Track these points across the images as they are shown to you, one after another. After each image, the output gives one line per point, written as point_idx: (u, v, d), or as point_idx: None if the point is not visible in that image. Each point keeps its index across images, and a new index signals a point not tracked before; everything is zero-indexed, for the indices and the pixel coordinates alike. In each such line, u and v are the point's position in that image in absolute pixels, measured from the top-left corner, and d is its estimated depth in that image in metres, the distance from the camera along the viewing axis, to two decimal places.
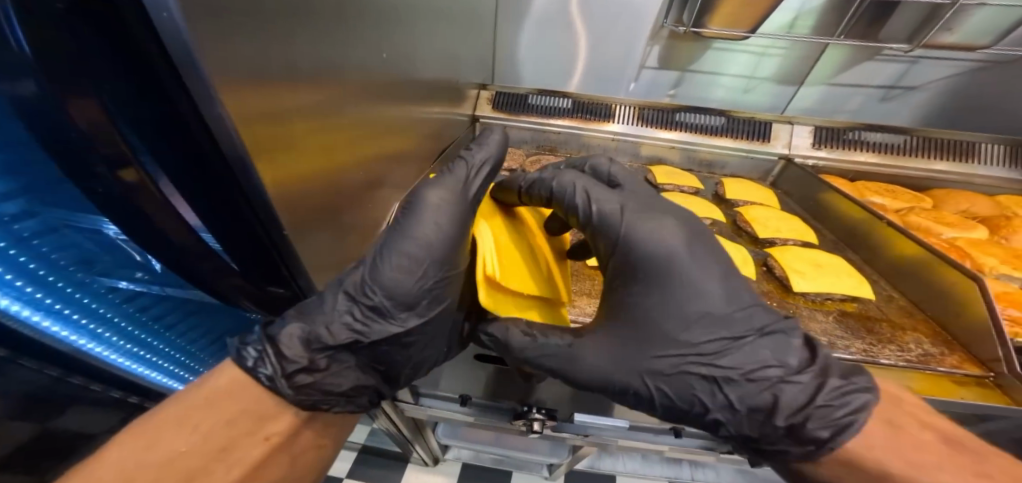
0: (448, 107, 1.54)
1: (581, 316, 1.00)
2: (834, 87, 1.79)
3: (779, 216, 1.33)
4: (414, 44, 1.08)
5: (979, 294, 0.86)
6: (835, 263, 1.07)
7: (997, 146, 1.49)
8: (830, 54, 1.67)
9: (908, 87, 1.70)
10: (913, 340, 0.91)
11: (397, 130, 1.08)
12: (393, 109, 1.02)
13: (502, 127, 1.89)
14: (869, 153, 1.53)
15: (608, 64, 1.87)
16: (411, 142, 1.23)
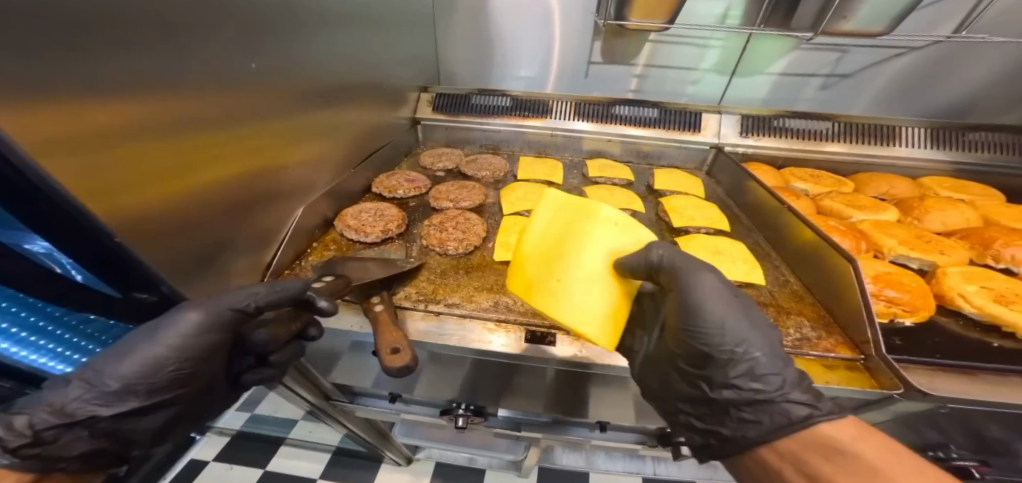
0: (380, 110, 1.54)
1: (474, 313, 0.95)
2: (780, 77, 1.69)
3: (698, 205, 1.35)
4: (318, 54, 1.10)
5: (851, 274, 0.86)
6: (732, 250, 1.10)
7: (919, 128, 1.56)
8: (757, 43, 1.62)
9: (844, 74, 1.63)
10: (794, 324, 0.91)
11: (310, 140, 1.10)
12: (294, 116, 1.01)
13: (444, 128, 1.89)
14: (793, 138, 1.61)
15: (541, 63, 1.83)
16: (330, 146, 1.22)
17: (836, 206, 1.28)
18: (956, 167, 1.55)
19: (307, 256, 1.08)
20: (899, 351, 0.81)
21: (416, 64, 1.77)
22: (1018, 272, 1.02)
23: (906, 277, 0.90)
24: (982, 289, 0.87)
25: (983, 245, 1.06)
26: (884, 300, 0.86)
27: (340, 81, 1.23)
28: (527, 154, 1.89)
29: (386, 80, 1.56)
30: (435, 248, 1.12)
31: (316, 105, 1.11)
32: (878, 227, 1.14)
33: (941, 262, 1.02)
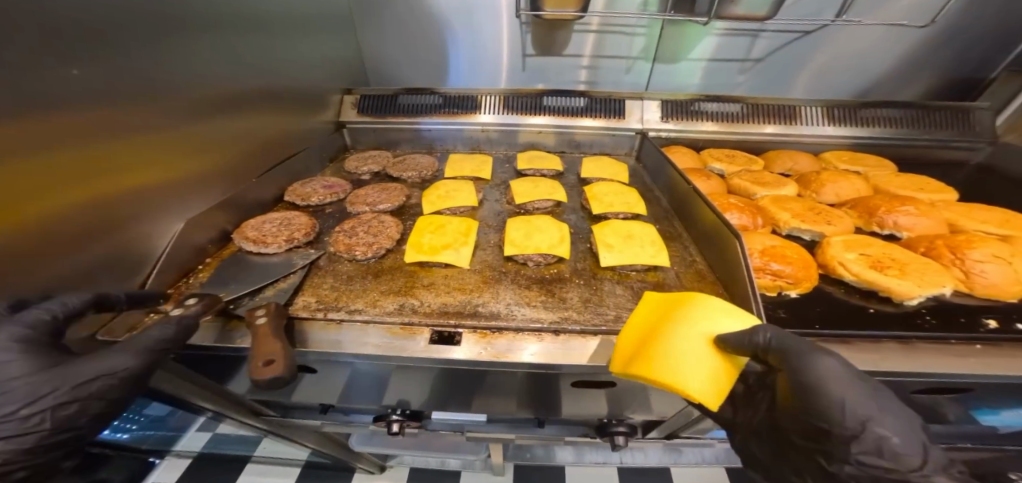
0: (290, 115, 1.48)
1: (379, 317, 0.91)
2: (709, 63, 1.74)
3: (618, 191, 1.36)
4: (193, 60, 1.03)
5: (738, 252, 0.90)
6: (643, 234, 1.12)
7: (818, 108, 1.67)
8: (672, 30, 1.66)
9: (757, 59, 1.69)
10: None
11: (191, 152, 1.02)
12: (169, 128, 0.94)
13: (373, 131, 1.84)
14: (714, 122, 1.70)
15: (469, 58, 1.81)
16: (222, 157, 1.15)
17: (744, 184, 1.35)
18: (856, 142, 1.65)
19: (197, 274, 1.01)
20: (782, 322, 0.83)
21: (335, 65, 1.71)
22: (901, 236, 1.07)
23: (791, 250, 0.95)
24: (858, 256, 0.91)
25: (869, 213, 1.12)
26: (770, 274, 0.90)
27: (228, 88, 1.16)
28: (462, 151, 1.86)
29: (294, 83, 1.49)
30: (343, 254, 1.07)
31: (198, 114, 1.04)
32: (777, 203, 1.20)
33: (829, 232, 1.08)
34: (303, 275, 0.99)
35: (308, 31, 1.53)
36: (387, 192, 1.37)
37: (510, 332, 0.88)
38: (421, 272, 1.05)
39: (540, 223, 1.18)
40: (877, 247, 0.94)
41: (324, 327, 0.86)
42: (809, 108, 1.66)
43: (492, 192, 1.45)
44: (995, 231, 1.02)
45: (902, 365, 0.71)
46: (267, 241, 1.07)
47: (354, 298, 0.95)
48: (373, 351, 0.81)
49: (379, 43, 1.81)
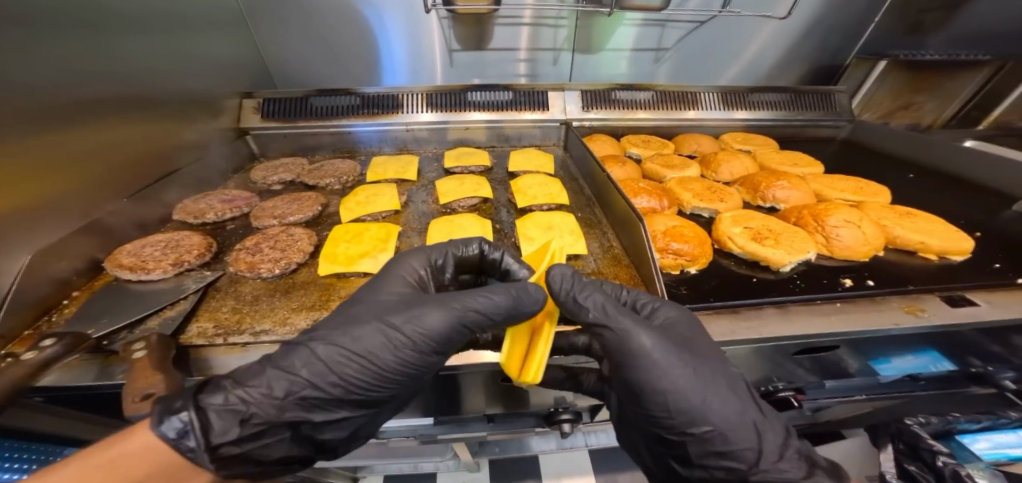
0: (167, 124, 1.31)
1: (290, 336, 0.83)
2: (635, 53, 1.85)
3: (542, 183, 1.39)
4: (22, 67, 0.86)
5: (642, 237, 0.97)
6: (562, 223, 1.15)
7: (714, 94, 1.82)
8: (585, 22, 1.72)
9: (668, 48, 1.82)
10: None
11: (34, 178, 0.86)
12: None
13: (284, 136, 1.69)
14: (623, 109, 1.79)
15: (384, 55, 1.73)
16: (79, 177, 0.99)
17: (655, 168, 1.45)
18: (750, 124, 1.85)
19: (61, 309, 0.86)
20: (683, 298, 0.92)
21: (228, 66, 1.54)
22: (780, 208, 1.23)
23: (688, 229, 1.04)
24: (742, 230, 1.03)
25: (755, 189, 1.26)
26: (672, 253, 0.98)
27: (79, 98, 1.00)
28: (387, 153, 1.78)
29: (170, 87, 1.32)
30: (245, 273, 0.96)
31: (38, 131, 0.88)
32: (681, 184, 1.31)
33: (723, 209, 1.19)
34: (196, 299, 0.87)
35: (182, 27, 1.36)
36: (300, 201, 1.27)
37: None
38: (339, 284, 0.99)
39: (462, 221, 1.17)
40: (758, 221, 1.06)
41: (225, 353, 0.77)
42: (710, 94, 1.83)
43: (418, 193, 1.41)
44: (851, 199, 1.20)
45: (777, 328, 0.83)
46: (149, 267, 0.92)
47: (259, 319, 0.85)
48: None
49: (280, 40, 1.65)
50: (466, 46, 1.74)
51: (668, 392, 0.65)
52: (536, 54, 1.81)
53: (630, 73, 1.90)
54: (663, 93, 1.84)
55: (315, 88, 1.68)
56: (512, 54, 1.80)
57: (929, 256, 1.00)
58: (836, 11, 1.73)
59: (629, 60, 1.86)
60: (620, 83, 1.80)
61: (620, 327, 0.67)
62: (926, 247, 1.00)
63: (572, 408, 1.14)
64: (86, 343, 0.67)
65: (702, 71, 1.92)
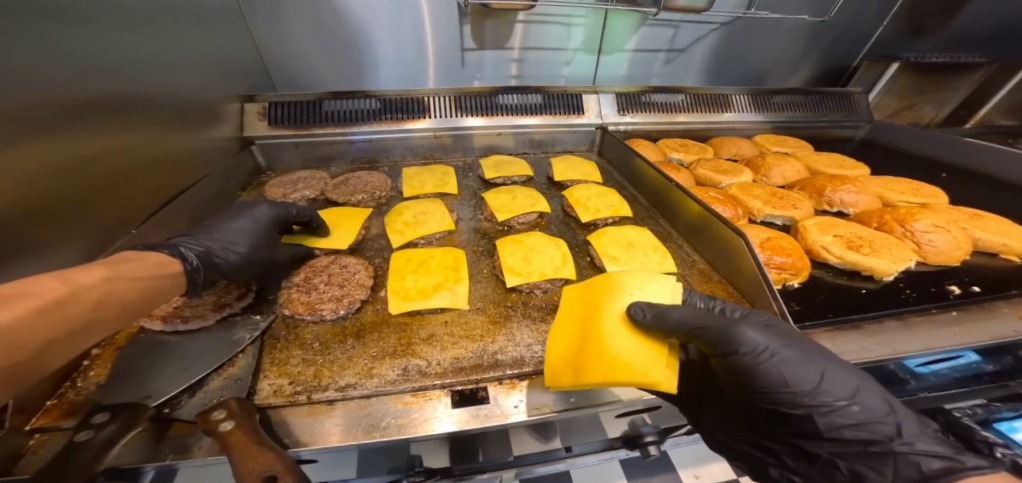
0: (167, 136, 1.10)
1: (383, 390, 0.72)
2: (637, 53, 1.76)
3: (598, 194, 1.30)
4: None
5: (745, 251, 0.91)
6: (642, 239, 1.08)
7: (744, 95, 1.85)
8: (618, 21, 1.65)
9: (681, 48, 1.77)
10: None
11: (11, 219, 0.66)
12: None
13: (294, 146, 1.50)
14: (660, 112, 1.77)
15: (405, 55, 1.57)
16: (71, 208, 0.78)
17: (708, 174, 1.40)
18: (775, 126, 1.89)
19: (86, 373, 0.70)
20: (802, 316, 0.89)
21: (226, 68, 1.33)
22: (848, 212, 1.23)
23: (787, 241, 1.01)
24: (836, 240, 1.02)
25: (819, 193, 1.26)
26: (776, 268, 0.95)
27: (67, 114, 0.79)
28: (413, 163, 1.63)
29: (168, 92, 1.11)
30: (304, 316, 0.84)
31: (17, 153, 0.68)
32: (745, 191, 1.27)
33: (798, 216, 1.17)
34: (258, 353, 0.75)
35: (178, 21, 1.14)
36: (341, 223, 1.11)
37: (538, 376, 0.77)
38: (417, 323, 0.87)
39: (532, 242, 1.07)
40: (846, 229, 1.06)
41: (310, 414, 0.67)
42: (738, 97, 1.83)
43: (464, 209, 1.28)
44: (912, 201, 1.24)
45: (913, 344, 0.80)
46: (188, 315, 0.79)
47: (341, 371, 0.75)
48: (396, 434, 0.64)
49: (286, 38, 1.44)
50: (495, 45, 1.62)
51: (783, 373, 0.61)
52: (527, 53, 1.68)
53: (640, 75, 1.84)
54: (692, 95, 1.83)
55: (328, 90, 1.49)
56: (541, 53, 1.70)
57: (1011, 258, 1.07)
58: (851, 16, 1.77)
59: (658, 61, 1.81)
60: (652, 85, 1.76)
61: (711, 322, 0.65)
62: (1008, 249, 1.06)
63: (655, 428, 1.02)
64: (148, 415, 0.58)
65: (726, 74, 1.90)
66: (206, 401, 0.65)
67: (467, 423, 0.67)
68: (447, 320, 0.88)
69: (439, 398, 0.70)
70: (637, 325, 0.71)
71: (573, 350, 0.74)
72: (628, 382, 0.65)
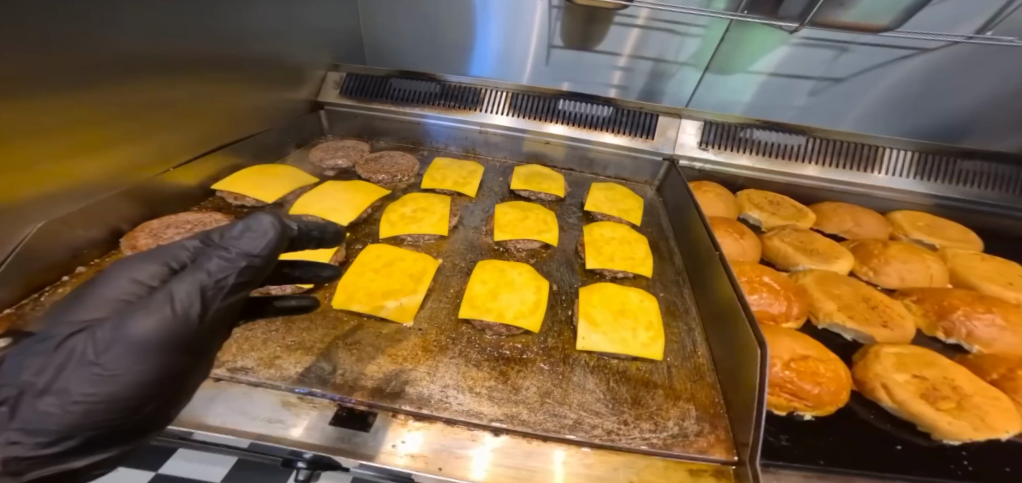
0: (250, 86, 1.27)
1: (270, 383, 0.68)
2: (771, 78, 1.44)
3: (622, 241, 1.10)
4: (125, 19, 0.85)
5: (753, 354, 0.66)
6: (637, 308, 0.89)
7: (908, 153, 1.33)
8: (761, 37, 1.37)
9: (838, 78, 1.40)
10: (676, 413, 0.73)
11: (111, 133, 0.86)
12: (75, 112, 0.76)
13: (355, 116, 1.58)
14: (762, 154, 1.40)
15: (502, 48, 1.55)
16: (145, 144, 0.95)
17: (784, 250, 1.07)
18: (935, 203, 1.36)
19: (55, 288, 0.80)
20: (786, 456, 0.62)
21: (314, 36, 1.48)
22: (969, 349, 0.82)
23: (838, 369, 0.72)
24: (915, 383, 0.68)
25: (937, 313, 0.86)
26: (789, 392, 0.68)
27: (166, 59, 0.97)
28: (451, 153, 1.55)
29: (264, 50, 1.29)
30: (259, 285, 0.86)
31: (133, 81, 0.89)
32: (823, 282, 0.92)
33: (881, 336, 0.81)
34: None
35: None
36: (342, 203, 1.10)
37: (439, 423, 0.66)
38: (353, 323, 0.82)
39: (513, 277, 0.94)
40: (946, 377, 0.70)
41: (204, 387, 0.65)
42: (893, 153, 1.34)
43: (471, 216, 1.19)
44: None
45: None
46: None
47: (246, 352, 0.73)
48: (249, 432, 0.58)
49: (399, 18, 1.56)
50: (597, 49, 1.48)
51: None
52: (631, 63, 1.50)
53: (761, 108, 1.51)
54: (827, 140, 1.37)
55: (398, 69, 1.54)
56: (643, 63, 1.49)
57: None
58: None
59: (796, 91, 1.46)
60: (762, 119, 1.40)
61: None
62: None
63: None
64: None
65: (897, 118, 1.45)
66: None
67: (329, 449, 0.58)
68: (384, 333, 0.81)
69: (310, 409, 0.64)
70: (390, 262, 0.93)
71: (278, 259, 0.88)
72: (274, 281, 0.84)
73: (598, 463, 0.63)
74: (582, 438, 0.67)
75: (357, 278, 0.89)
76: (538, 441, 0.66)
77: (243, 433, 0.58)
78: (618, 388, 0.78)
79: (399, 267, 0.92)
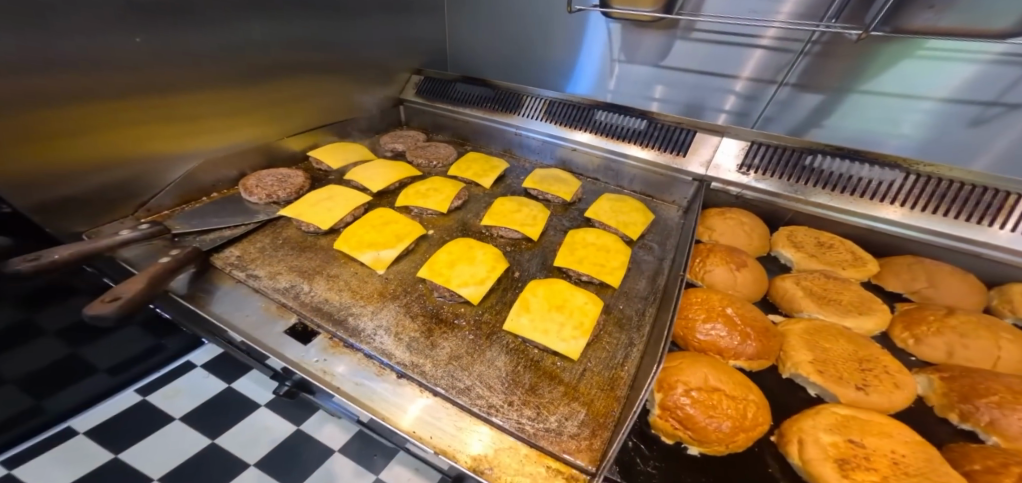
0: (352, 82, 1.67)
1: (269, 289, 0.93)
2: (943, 105, 1.21)
3: (602, 248, 1.09)
4: (277, 33, 1.31)
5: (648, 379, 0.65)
6: (575, 308, 0.91)
7: None
8: (890, 57, 1.21)
9: (1014, 104, 1.12)
10: (563, 411, 0.75)
11: (260, 116, 1.34)
12: (230, 92, 1.21)
13: (424, 112, 1.88)
14: (822, 186, 1.15)
15: (597, 68, 1.70)
16: (272, 117, 1.39)
17: (792, 292, 0.92)
18: None
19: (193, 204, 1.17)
20: (641, 479, 0.63)
21: (409, 46, 1.86)
22: (988, 441, 0.64)
23: (748, 411, 0.67)
24: (842, 448, 0.60)
25: (960, 394, 0.67)
26: (678, 419, 0.67)
27: (300, 61, 1.42)
28: (493, 151, 1.74)
29: (368, 56, 1.69)
30: (295, 222, 1.15)
31: (275, 75, 1.34)
32: (815, 334, 0.80)
33: (849, 399, 0.69)
34: (250, 229, 1.10)
35: (395, 12, 1.72)
36: (376, 174, 1.35)
37: (359, 353, 0.81)
38: (341, 261, 1.04)
39: (477, 254, 1.04)
40: (895, 452, 0.59)
41: (234, 287, 0.92)
42: None
43: (476, 203, 1.33)
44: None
45: None
46: (251, 190, 1.23)
47: (262, 264, 1.00)
48: (253, 329, 0.82)
49: (505, 40, 1.87)
50: (691, 69, 1.51)
51: None
52: (753, 86, 1.43)
53: (938, 150, 1.28)
54: (924, 180, 1.03)
55: (463, 75, 1.80)
56: (740, 85, 1.45)
57: None
58: None
59: (933, 118, 1.24)
60: (836, 144, 1.15)
61: None
62: None
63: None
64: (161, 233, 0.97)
65: None
66: (200, 238, 1.03)
67: (303, 363, 0.77)
68: (359, 273, 1.01)
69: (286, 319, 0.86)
70: (385, 220, 1.13)
71: (311, 206, 1.16)
72: (302, 218, 1.12)
73: (472, 431, 0.70)
74: (462, 401, 0.74)
75: (357, 227, 1.11)
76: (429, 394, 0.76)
77: (250, 331, 0.82)
78: (524, 373, 0.82)
79: (390, 226, 1.12)
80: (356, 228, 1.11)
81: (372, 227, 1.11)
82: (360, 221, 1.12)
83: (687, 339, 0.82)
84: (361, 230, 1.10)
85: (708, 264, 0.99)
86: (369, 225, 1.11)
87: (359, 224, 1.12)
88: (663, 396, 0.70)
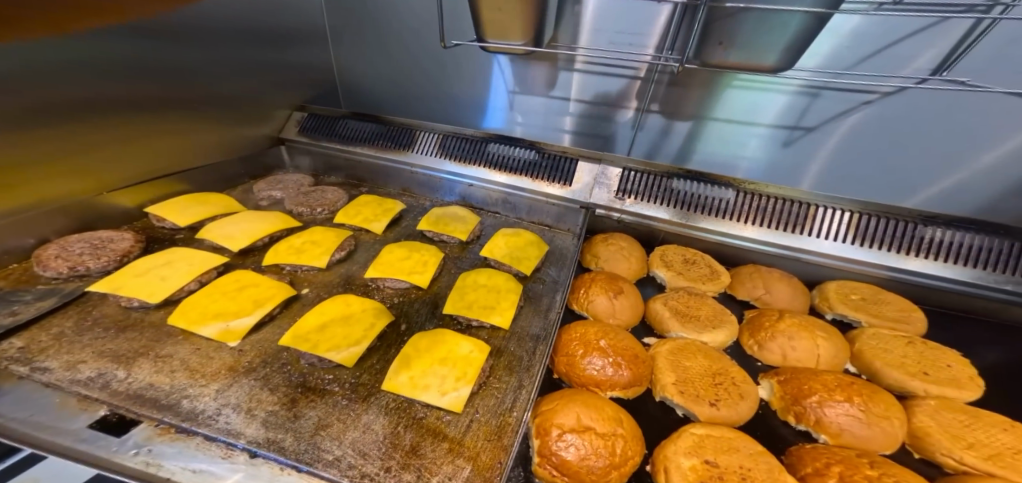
0: (215, 121, 1.49)
1: (68, 383, 0.74)
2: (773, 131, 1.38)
3: (492, 288, 1.08)
4: (105, 71, 1.11)
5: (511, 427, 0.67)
6: (455, 357, 0.87)
7: (861, 217, 1.12)
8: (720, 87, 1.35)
9: (808, 127, 1.32)
10: (445, 470, 0.66)
11: (74, 167, 1.11)
12: (29, 141, 0.99)
13: (310, 152, 1.75)
14: (678, 206, 1.28)
15: (475, 95, 1.66)
16: (96, 167, 1.16)
17: (660, 313, 0.98)
18: (888, 278, 1.11)
19: None
20: None
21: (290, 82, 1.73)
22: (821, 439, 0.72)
23: (617, 446, 0.68)
24: (699, 470, 0.62)
25: (793, 396, 0.76)
26: (556, 465, 0.66)
27: (140, 102, 1.22)
28: (390, 190, 1.66)
29: (236, 91, 1.52)
30: (116, 298, 0.95)
31: (99, 119, 1.13)
32: (678, 353, 0.86)
33: (707, 416, 0.74)
34: (42, 311, 0.88)
35: (268, 45, 1.59)
36: (239, 230, 1.19)
37: (196, 439, 0.68)
38: (179, 338, 0.88)
39: (354, 311, 0.95)
40: (741, 468, 0.63)
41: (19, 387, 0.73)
42: (845, 214, 1.13)
43: (364, 252, 1.24)
44: (970, 463, 0.69)
45: None
46: (54, 262, 0.99)
47: (59, 354, 0.80)
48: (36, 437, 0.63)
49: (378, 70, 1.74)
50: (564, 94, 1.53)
51: None
52: (608, 110, 1.51)
53: (777, 169, 1.44)
54: (751, 197, 1.21)
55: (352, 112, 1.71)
56: (602, 109, 1.52)
57: None
58: None
59: (752, 140, 1.40)
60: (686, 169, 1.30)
61: None
62: None
63: None
64: None
65: (865, 167, 1.34)
66: None
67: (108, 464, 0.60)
68: (201, 350, 0.85)
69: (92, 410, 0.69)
70: (240, 286, 0.99)
71: (140, 275, 0.98)
72: (125, 292, 0.94)
73: None
74: (329, 474, 0.63)
75: (203, 298, 0.95)
76: (290, 470, 0.64)
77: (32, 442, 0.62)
78: (404, 434, 0.73)
79: (247, 291, 0.98)
80: (198, 299, 0.95)
81: (223, 295, 0.96)
82: (205, 289, 0.97)
83: (571, 374, 0.83)
84: (212, 301, 0.94)
85: (590, 293, 1.03)
86: (220, 293, 0.97)
87: (206, 294, 0.96)
88: (540, 443, 0.68)
